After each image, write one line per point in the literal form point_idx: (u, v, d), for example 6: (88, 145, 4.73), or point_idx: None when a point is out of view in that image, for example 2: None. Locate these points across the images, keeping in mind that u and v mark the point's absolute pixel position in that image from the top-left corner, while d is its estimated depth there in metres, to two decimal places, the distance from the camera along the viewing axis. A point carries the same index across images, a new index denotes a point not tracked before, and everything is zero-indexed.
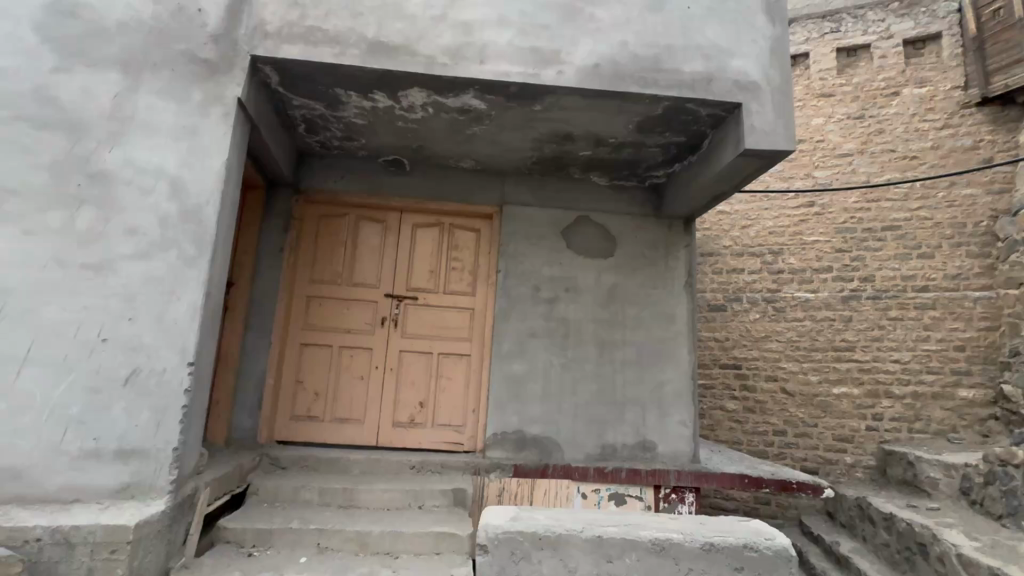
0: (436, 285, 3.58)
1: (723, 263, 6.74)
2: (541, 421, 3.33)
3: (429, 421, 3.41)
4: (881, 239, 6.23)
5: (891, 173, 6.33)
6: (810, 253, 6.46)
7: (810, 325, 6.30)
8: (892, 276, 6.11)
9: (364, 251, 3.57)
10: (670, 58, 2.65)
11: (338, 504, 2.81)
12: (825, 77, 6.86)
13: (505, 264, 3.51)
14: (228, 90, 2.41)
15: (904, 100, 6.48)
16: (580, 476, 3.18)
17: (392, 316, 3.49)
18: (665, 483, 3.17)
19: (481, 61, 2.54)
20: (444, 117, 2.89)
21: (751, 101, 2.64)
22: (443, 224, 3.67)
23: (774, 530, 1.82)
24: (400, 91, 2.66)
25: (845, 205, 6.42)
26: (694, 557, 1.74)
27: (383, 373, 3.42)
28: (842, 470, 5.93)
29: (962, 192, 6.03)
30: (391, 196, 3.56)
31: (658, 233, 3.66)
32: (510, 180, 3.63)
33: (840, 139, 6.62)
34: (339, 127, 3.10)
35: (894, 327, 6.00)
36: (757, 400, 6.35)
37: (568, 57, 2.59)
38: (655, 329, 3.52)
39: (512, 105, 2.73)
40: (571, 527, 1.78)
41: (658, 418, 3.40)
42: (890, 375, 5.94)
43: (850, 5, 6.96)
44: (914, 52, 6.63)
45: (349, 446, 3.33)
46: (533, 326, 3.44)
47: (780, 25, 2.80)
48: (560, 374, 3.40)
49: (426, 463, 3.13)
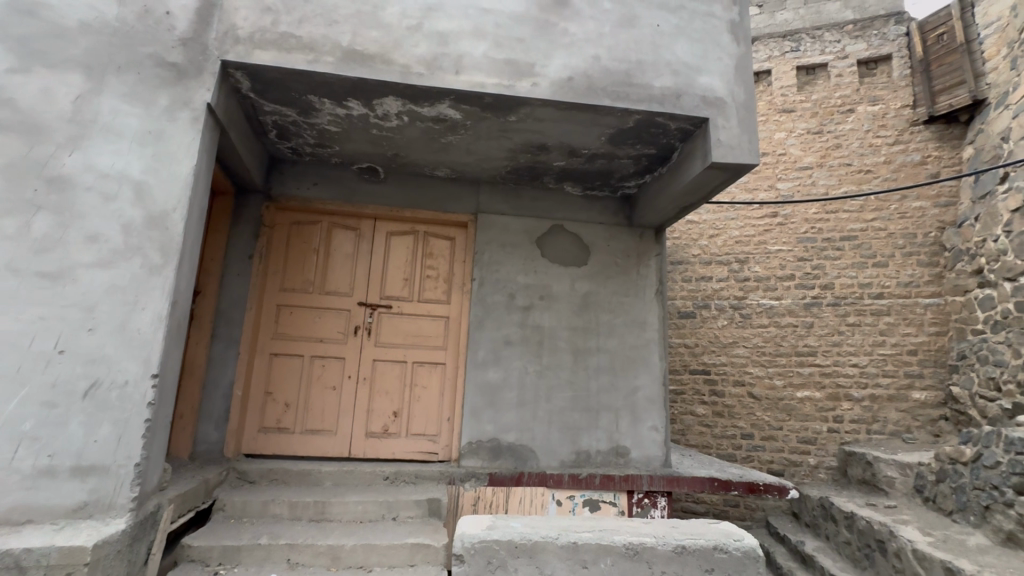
0: (410, 293, 3.56)
1: (692, 271, 6.92)
2: (516, 428, 3.34)
3: (402, 431, 3.37)
4: (839, 248, 6.53)
5: (848, 186, 6.66)
6: (774, 261, 6.71)
7: (775, 331, 6.53)
8: (850, 284, 6.41)
9: (337, 258, 3.53)
10: (641, 73, 2.73)
11: (310, 517, 2.74)
12: (787, 93, 7.16)
13: (480, 272, 3.52)
14: (197, 94, 2.37)
15: (859, 117, 6.83)
16: (554, 483, 3.18)
17: (366, 324, 3.45)
18: (638, 487, 3.21)
19: (457, 71, 2.56)
20: (419, 125, 2.90)
21: (717, 115, 2.74)
22: (418, 232, 3.65)
23: (743, 531, 1.88)
24: (375, 100, 2.66)
25: (806, 216, 6.71)
26: (667, 560, 1.77)
27: (357, 383, 3.37)
28: (806, 471, 6.15)
29: (912, 205, 6.38)
30: (365, 203, 3.53)
31: (630, 242, 3.74)
32: (485, 189, 3.66)
33: (800, 153, 6.92)
34: (312, 134, 3.07)
35: (852, 333, 6.28)
36: (726, 404, 6.52)
37: (542, 71, 2.64)
38: (628, 336, 3.59)
39: (488, 116, 2.76)
40: (547, 534, 1.79)
41: (631, 424, 3.46)
42: (850, 379, 6.20)
43: (808, 26, 7.30)
44: (868, 72, 7.00)
45: (320, 458, 3.26)
46: (507, 334, 3.46)
47: (744, 43, 2.92)
48: (534, 381, 3.42)
49: (400, 474, 3.09)
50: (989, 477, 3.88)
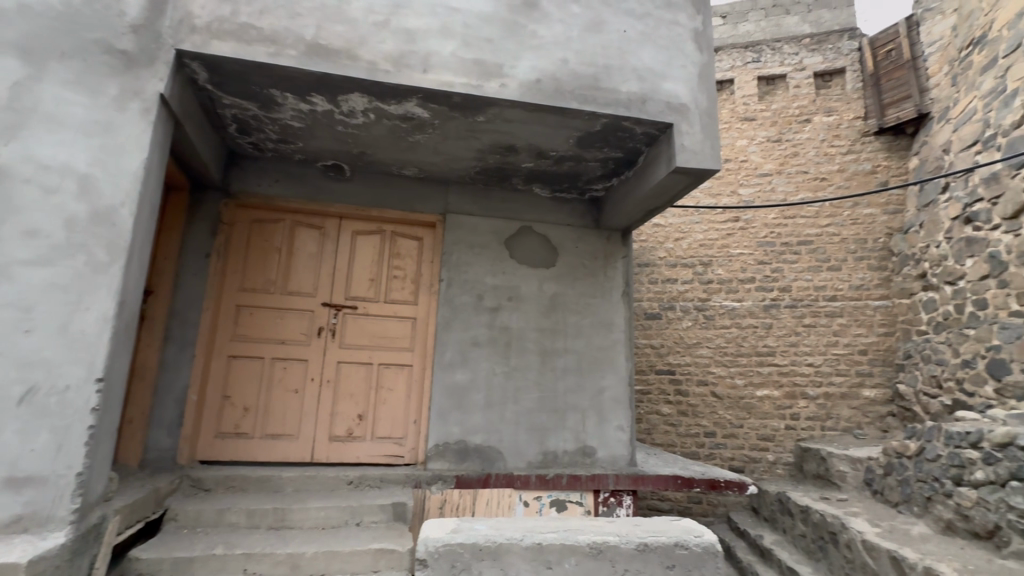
0: (376, 294, 3.49)
1: (658, 273, 7.08)
2: (483, 430, 3.33)
3: (367, 435, 3.31)
4: (796, 252, 6.80)
5: (805, 193, 6.95)
6: (736, 264, 6.93)
7: (735, 331, 6.74)
8: (806, 287, 6.68)
9: (300, 258, 3.43)
10: (607, 78, 2.77)
11: (268, 525, 2.65)
12: (748, 102, 7.42)
13: (448, 273, 3.49)
14: (149, 84, 2.27)
15: (815, 126, 7.14)
16: (522, 484, 3.18)
17: (330, 325, 3.36)
18: (604, 487, 3.25)
19: (425, 69, 2.53)
20: (385, 124, 2.85)
21: (681, 121, 2.80)
22: (385, 231, 3.59)
23: (703, 527, 1.91)
24: (340, 96, 2.60)
25: (766, 221, 6.96)
26: (629, 558, 1.79)
27: (320, 386, 3.29)
28: (765, 467, 6.36)
29: (864, 212, 6.70)
30: (330, 201, 3.45)
31: (597, 244, 3.79)
32: (454, 189, 3.63)
33: (760, 160, 7.18)
34: (273, 129, 2.98)
35: (808, 333, 6.55)
36: (690, 403, 6.68)
37: (510, 72, 2.64)
38: (595, 337, 3.62)
39: (456, 115, 2.74)
40: (511, 536, 1.79)
41: (598, 424, 3.50)
42: (805, 378, 6.46)
43: (769, 38, 7.58)
44: (823, 84, 7.32)
45: (281, 463, 3.17)
46: (475, 335, 3.44)
47: (707, 53, 3.01)
48: (502, 382, 3.42)
49: (364, 478, 3.03)
50: (931, 469, 4.08)
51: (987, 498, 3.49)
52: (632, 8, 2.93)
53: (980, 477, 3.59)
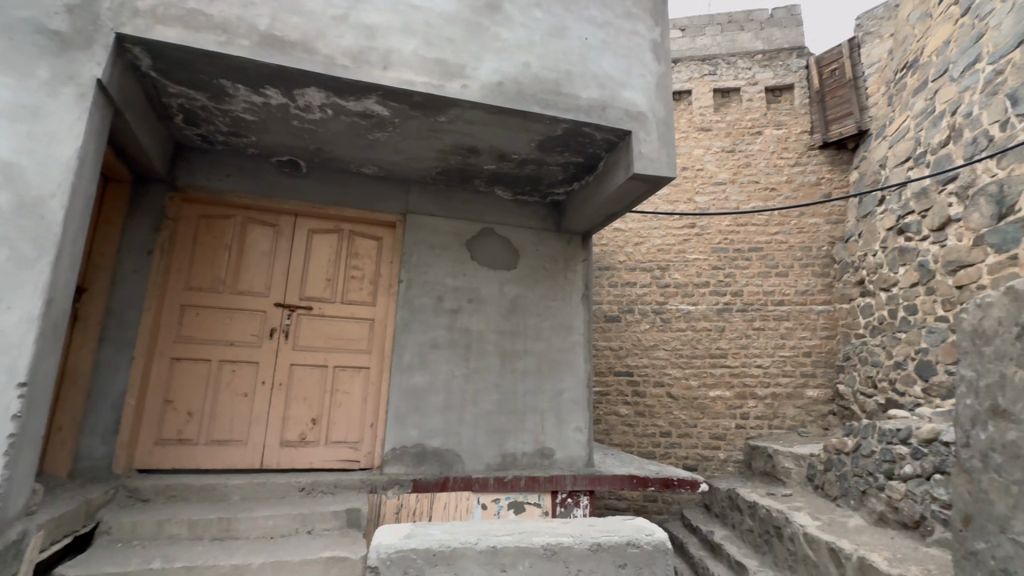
0: (333, 294, 3.40)
1: (618, 277, 7.25)
2: (442, 433, 3.29)
3: (321, 440, 3.21)
4: (748, 258, 7.10)
5: (755, 202, 7.28)
6: (691, 269, 7.18)
7: (690, 334, 6.96)
8: (756, 291, 6.99)
9: (251, 256, 3.30)
10: (569, 83, 2.80)
11: (213, 536, 2.53)
12: (705, 113, 7.70)
13: (408, 273, 3.44)
14: (84, 68, 2.12)
15: (766, 139, 7.48)
16: (480, 487, 3.17)
17: (283, 326, 3.25)
18: (562, 487, 3.28)
19: (385, 67, 2.49)
20: (344, 120, 2.78)
21: (639, 129, 2.87)
22: (342, 230, 3.51)
23: (655, 526, 1.95)
24: (296, 90, 2.52)
25: (720, 228, 7.23)
26: (583, 558, 1.80)
27: (272, 389, 3.17)
28: (716, 465, 6.60)
29: (809, 221, 7.06)
30: (284, 198, 3.34)
31: (558, 248, 3.82)
32: (415, 189, 3.59)
33: (715, 169, 7.47)
34: (224, 121, 2.86)
35: (758, 336, 6.85)
36: (647, 404, 6.85)
37: (472, 73, 2.63)
38: (555, 339, 3.66)
39: (417, 115, 2.71)
40: (466, 540, 1.77)
41: (556, 426, 3.53)
42: (755, 378, 6.75)
43: (724, 52, 7.89)
44: (774, 99, 7.69)
45: (228, 470, 3.03)
46: (434, 337, 3.41)
47: (664, 63, 3.10)
48: (462, 385, 3.40)
49: (317, 485, 2.95)
50: (866, 464, 4.35)
51: (915, 490, 3.74)
52: (594, 16, 2.99)
53: (908, 471, 3.85)
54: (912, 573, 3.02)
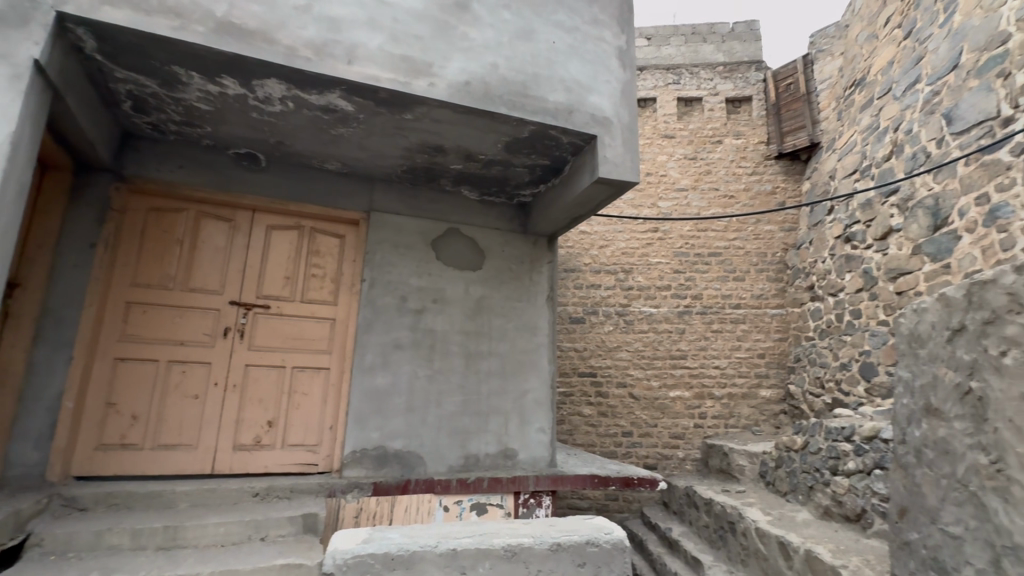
0: (292, 293, 3.30)
1: (583, 279, 7.35)
2: (404, 435, 3.24)
3: (277, 443, 3.11)
4: (707, 263, 7.34)
5: (715, 208, 7.53)
6: (653, 272, 7.36)
7: (652, 335, 7.13)
8: (715, 295, 7.23)
9: (205, 252, 3.16)
10: (536, 86, 2.82)
11: (158, 546, 2.40)
12: (668, 121, 7.92)
13: (371, 272, 3.38)
14: (20, 47, 1.98)
15: (725, 148, 7.76)
16: (442, 489, 3.14)
17: (238, 325, 3.13)
18: (524, 488, 3.30)
19: (349, 61, 2.43)
20: (305, 114, 2.70)
21: (604, 134, 2.92)
22: (303, 227, 3.41)
23: (614, 525, 1.98)
24: (254, 80, 2.43)
25: (681, 233, 7.45)
26: (543, 558, 1.81)
27: (225, 391, 3.04)
28: (675, 464, 6.77)
29: (765, 228, 7.36)
30: (241, 192, 3.21)
31: (524, 249, 3.84)
32: (379, 187, 3.53)
33: (677, 176, 7.70)
34: (177, 110, 2.73)
35: (716, 338, 7.08)
36: (609, 404, 6.96)
37: (439, 71, 2.61)
38: (519, 340, 3.66)
39: (382, 111, 2.66)
40: (426, 543, 1.74)
41: (520, 427, 3.53)
42: (712, 379, 6.97)
43: (687, 62, 8.13)
44: (734, 109, 7.98)
45: (176, 476, 2.89)
46: (397, 337, 3.35)
47: (629, 71, 3.17)
48: (425, 386, 3.36)
49: (272, 490, 2.85)
50: (814, 460, 4.57)
51: (857, 485, 3.95)
52: (561, 20, 3.02)
53: (852, 467, 4.06)
54: (853, 564, 3.18)
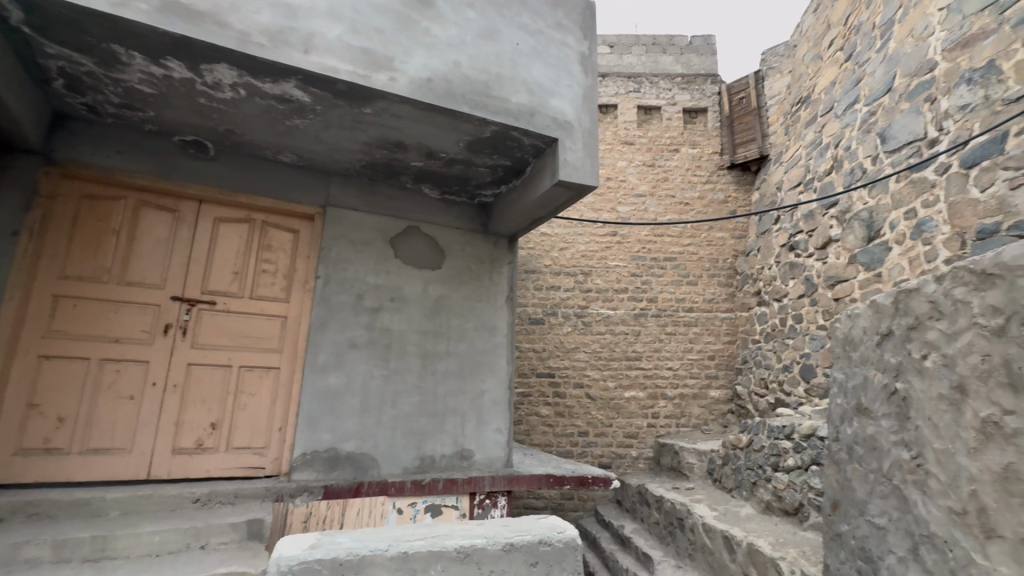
0: (240, 289, 3.16)
1: (543, 280, 7.42)
2: (357, 437, 3.17)
3: (221, 446, 2.96)
4: (663, 267, 7.57)
5: (671, 214, 7.78)
6: (612, 275, 7.52)
7: (610, 337, 7.28)
8: (669, 298, 7.46)
9: (145, 244, 2.97)
10: (499, 86, 2.81)
11: (84, 558, 2.24)
12: (629, 127, 8.12)
13: (325, 269, 3.28)
14: None
15: (682, 156, 8.02)
16: (396, 491, 3.09)
17: (180, 322, 2.96)
18: (480, 489, 3.29)
19: (306, 50, 2.35)
20: (258, 102, 2.60)
21: (565, 137, 2.95)
22: (254, 220, 3.27)
23: (567, 523, 2.00)
24: (203, 64, 2.31)
25: (639, 237, 7.66)
26: (495, 559, 1.80)
27: (164, 391, 2.87)
28: (629, 462, 6.93)
29: (717, 235, 7.65)
30: (187, 181, 3.05)
31: (485, 249, 3.83)
32: (336, 181, 3.43)
33: (636, 182, 7.91)
34: (116, 91, 2.55)
35: (669, 340, 7.30)
36: (567, 404, 7.05)
37: (400, 66, 2.56)
38: (477, 340, 3.65)
39: (340, 104, 2.59)
40: (376, 547, 1.71)
41: (477, 427, 3.52)
42: (665, 380, 7.19)
43: (648, 71, 8.36)
44: (690, 119, 8.26)
45: (107, 482, 2.70)
46: (352, 336, 3.27)
47: (591, 76, 3.22)
48: (380, 386, 3.29)
49: (214, 495, 2.72)
50: (757, 457, 4.79)
51: (795, 481, 4.16)
52: (525, 23, 3.04)
53: (791, 463, 4.29)
54: (791, 556, 3.35)
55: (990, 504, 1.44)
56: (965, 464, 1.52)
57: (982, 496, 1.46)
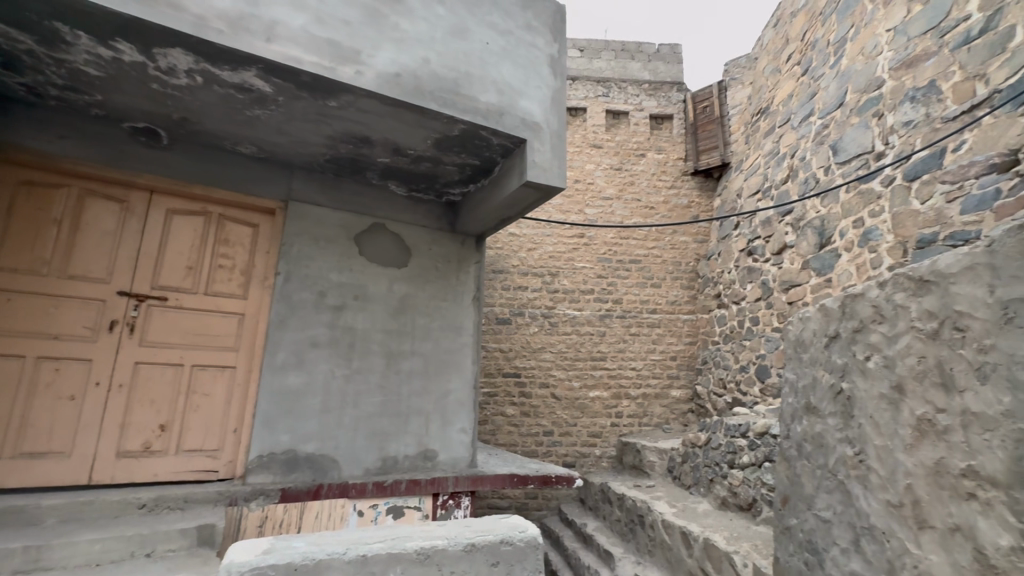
0: (194, 285, 3.02)
1: (511, 281, 7.44)
2: (317, 438, 3.09)
3: (171, 449, 2.83)
4: (628, 269, 7.71)
5: (637, 217, 7.94)
6: (578, 276, 7.61)
7: (575, 337, 7.37)
8: (634, 299, 7.61)
9: (89, 235, 2.80)
10: (468, 85, 2.80)
11: (14, 570, 2.08)
12: (597, 131, 8.25)
13: (286, 266, 3.18)
14: None
15: (648, 161, 8.20)
16: (357, 493, 3.02)
17: (127, 319, 2.80)
18: (443, 489, 3.27)
19: (268, 38, 2.27)
20: (217, 91, 2.50)
21: (534, 139, 2.97)
22: (210, 214, 3.14)
23: (528, 522, 2.01)
24: (156, 48, 2.20)
25: (605, 239, 7.79)
26: (456, 560, 1.79)
27: (108, 391, 2.71)
28: (592, 461, 7.02)
29: (680, 239, 7.86)
30: (137, 170, 2.90)
31: (452, 248, 3.80)
32: (299, 175, 3.33)
33: (603, 185, 8.03)
34: (59, 72, 2.40)
35: (633, 340, 7.45)
36: (532, 404, 7.09)
37: (367, 60, 2.51)
38: (443, 339, 3.62)
39: (304, 96, 2.52)
40: (333, 550, 1.67)
41: (441, 427, 3.49)
42: (629, 380, 7.33)
43: (617, 76, 8.50)
44: (656, 125, 8.46)
45: (42, 488, 2.54)
46: (314, 335, 3.19)
47: (560, 78, 3.25)
48: (342, 386, 3.22)
49: (161, 500, 2.59)
50: (715, 455, 4.94)
51: (750, 477, 4.32)
52: (496, 22, 3.04)
53: (746, 460, 4.44)
54: (744, 550, 3.48)
55: (923, 497, 1.53)
56: (902, 459, 1.62)
57: (917, 490, 1.55)
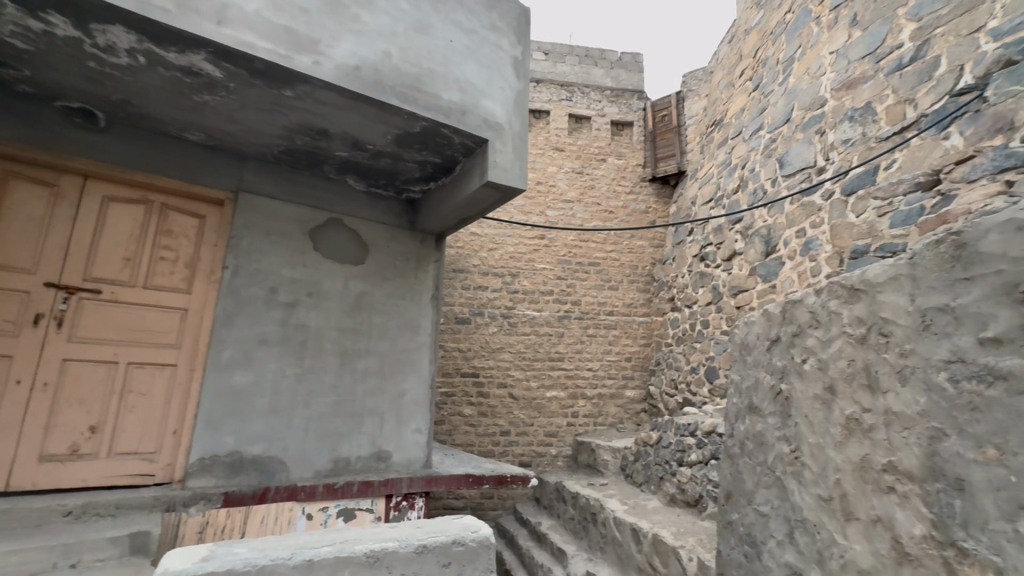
0: (132, 277, 2.84)
1: (471, 280, 7.42)
2: (264, 439, 2.97)
3: (102, 452, 2.65)
4: (586, 272, 7.85)
5: (596, 221, 8.10)
6: (538, 277, 7.68)
7: (534, 338, 7.43)
8: (592, 301, 7.75)
9: (13, 222, 2.59)
10: (430, 81, 2.77)
11: None
12: (559, 135, 8.35)
13: (234, 260, 3.04)
14: None
15: (608, 166, 8.37)
16: (306, 496, 2.93)
17: (55, 312, 2.61)
18: (397, 491, 3.21)
19: (219, 21, 2.17)
20: (161, 73, 2.36)
21: (496, 139, 2.97)
22: (151, 203, 2.96)
23: (481, 522, 2.01)
24: (93, 24, 2.06)
25: (565, 242, 7.90)
26: (406, 561, 1.77)
27: (31, 391, 2.51)
28: (548, 460, 7.09)
29: (638, 243, 8.07)
30: (70, 153, 2.70)
31: (411, 246, 3.75)
32: (251, 165, 3.20)
33: (564, 188, 8.14)
34: None
35: (591, 342, 7.58)
36: (489, 404, 7.09)
37: (326, 50, 2.44)
38: (400, 339, 3.57)
39: (257, 83, 2.42)
40: (278, 556, 1.61)
41: (396, 428, 3.44)
42: (585, 380, 7.45)
43: (580, 82, 8.64)
44: (617, 132, 8.65)
45: None
46: (263, 332, 3.07)
47: (523, 80, 3.27)
48: (293, 386, 3.11)
49: (89, 507, 2.43)
50: (665, 453, 5.10)
51: (697, 474, 4.49)
52: (460, 20, 3.02)
53: (694, 458, 4.61)
54: (690, 545, 3.60)
55: (849, 490, 1.64)
56: (833, 455, 1.73)
57: (844, 484, 1.66)
